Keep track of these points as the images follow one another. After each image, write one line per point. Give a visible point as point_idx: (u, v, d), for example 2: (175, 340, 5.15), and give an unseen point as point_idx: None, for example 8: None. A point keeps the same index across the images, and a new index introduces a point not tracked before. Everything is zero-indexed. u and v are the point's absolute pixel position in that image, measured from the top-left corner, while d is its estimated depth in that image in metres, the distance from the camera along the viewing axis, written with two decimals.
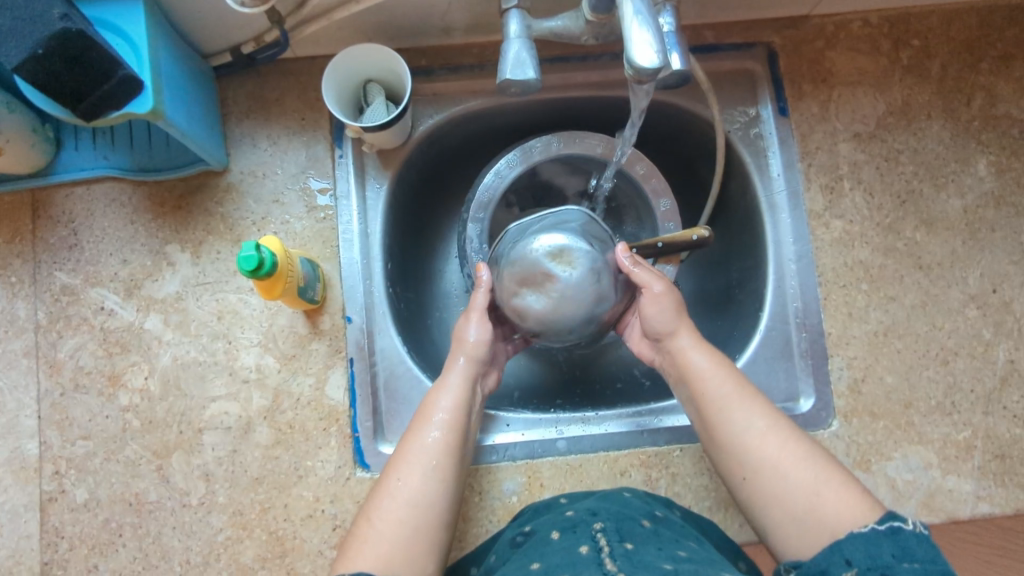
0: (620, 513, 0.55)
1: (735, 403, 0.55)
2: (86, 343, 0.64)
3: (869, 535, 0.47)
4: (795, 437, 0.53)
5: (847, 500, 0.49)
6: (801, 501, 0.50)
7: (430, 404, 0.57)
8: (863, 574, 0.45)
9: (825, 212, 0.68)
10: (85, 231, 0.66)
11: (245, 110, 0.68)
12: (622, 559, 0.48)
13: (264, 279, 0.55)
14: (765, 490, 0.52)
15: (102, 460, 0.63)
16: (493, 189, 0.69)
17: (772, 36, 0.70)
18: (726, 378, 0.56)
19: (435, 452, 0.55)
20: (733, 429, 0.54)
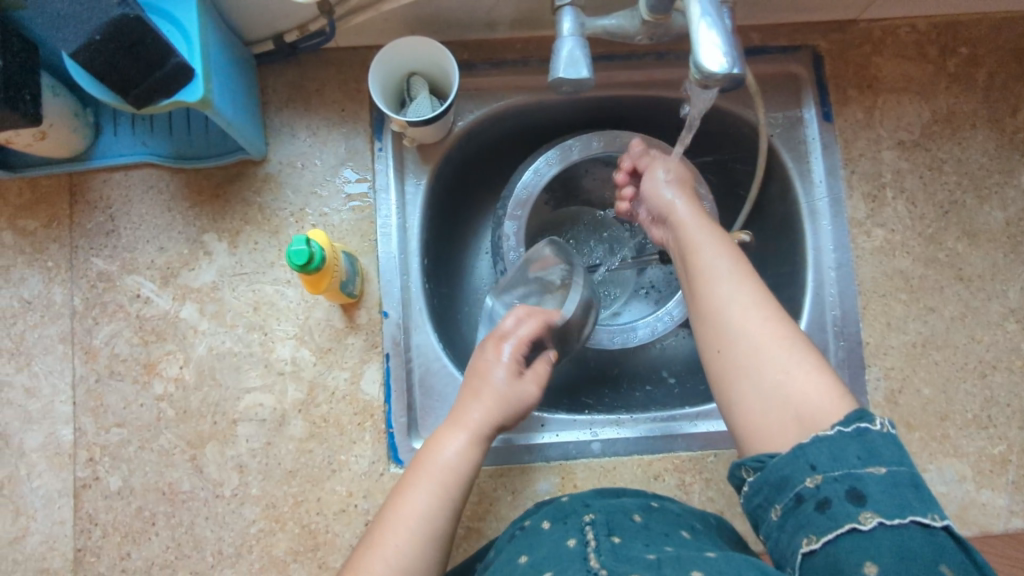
0: (612, 505, 0.56)
1: (722, 276, 0.54)
2: (122, 331, 0.64)
3: (835, 438, 0.45)
4: (779, 318, 0.52)
5: (816, 384, 0.48)
6: (771, 379, 0.49)
7: (434, 454, 0.56)
8: (828, 483, 0.44)
9: (866, 221, 0.68)
10: (122, 217, 0.65)
11: (285, 100, 0.67)
12: (606, 553, 0.49)
13: (312, 274, 0.54)
14: (738, 360, 0.51)
15: (136, 448, 0.63)
16: (531, 186, 0.69)
17: (819, 39, 0.69)
18: (719, 258, 0.56)
19: (436, 498, 0.54)
20: (717, 298, 0.53)
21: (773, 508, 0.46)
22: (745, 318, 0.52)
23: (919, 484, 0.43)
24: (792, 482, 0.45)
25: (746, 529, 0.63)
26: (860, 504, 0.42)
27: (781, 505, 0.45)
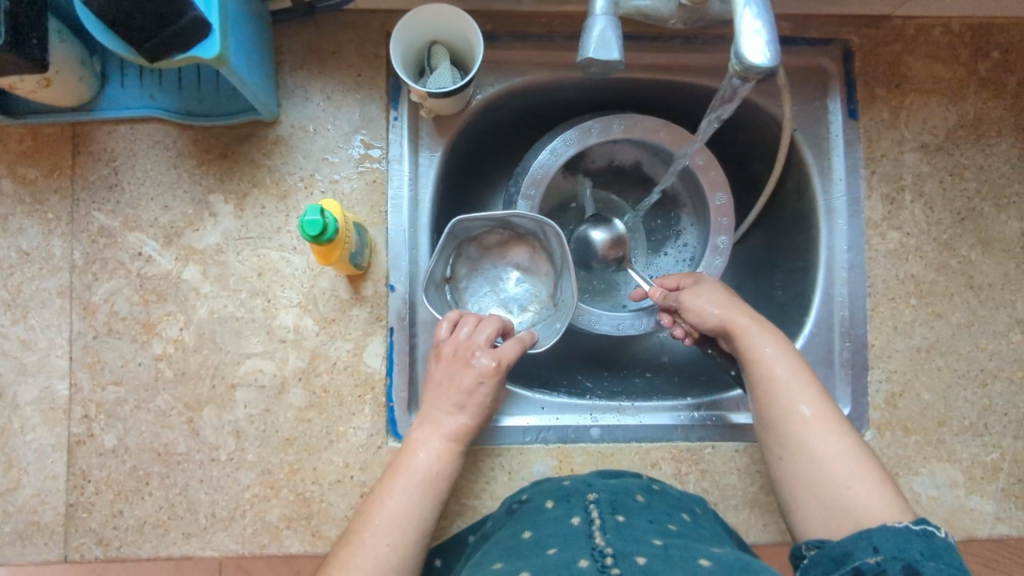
0: (616, 487, 0.57)
1: (788, 385, 0.55)
2: (123, 289, 0.63)
3: (902, 530, 0.46)
4: (842, 429, 0.53)
5: (880, 498, 0.50)
6: (832, 489, 0.51)
7: (406, 454, 0.58)
8: (888, 560, 0.44)
9: (882, 222, 0.67)
10: (127, 172, 0.64)
11: (300, 61, 0.65)
12: (611, 531, 0.50)
13: (323, 245, 0.53)
14: (801, 474, 0.52)
15: (132, 408, 0.62)
16: (547, 166, 0.68)
17: (851, 34, 0.68)
18: (788, 363, 0.56)
19: (416, 497, 0.55)
20: (781, 408, 0.54)
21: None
22: (808, 433, 0.53)
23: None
24: (851, 558, 0.46)
25: (739, 521, 0.64)
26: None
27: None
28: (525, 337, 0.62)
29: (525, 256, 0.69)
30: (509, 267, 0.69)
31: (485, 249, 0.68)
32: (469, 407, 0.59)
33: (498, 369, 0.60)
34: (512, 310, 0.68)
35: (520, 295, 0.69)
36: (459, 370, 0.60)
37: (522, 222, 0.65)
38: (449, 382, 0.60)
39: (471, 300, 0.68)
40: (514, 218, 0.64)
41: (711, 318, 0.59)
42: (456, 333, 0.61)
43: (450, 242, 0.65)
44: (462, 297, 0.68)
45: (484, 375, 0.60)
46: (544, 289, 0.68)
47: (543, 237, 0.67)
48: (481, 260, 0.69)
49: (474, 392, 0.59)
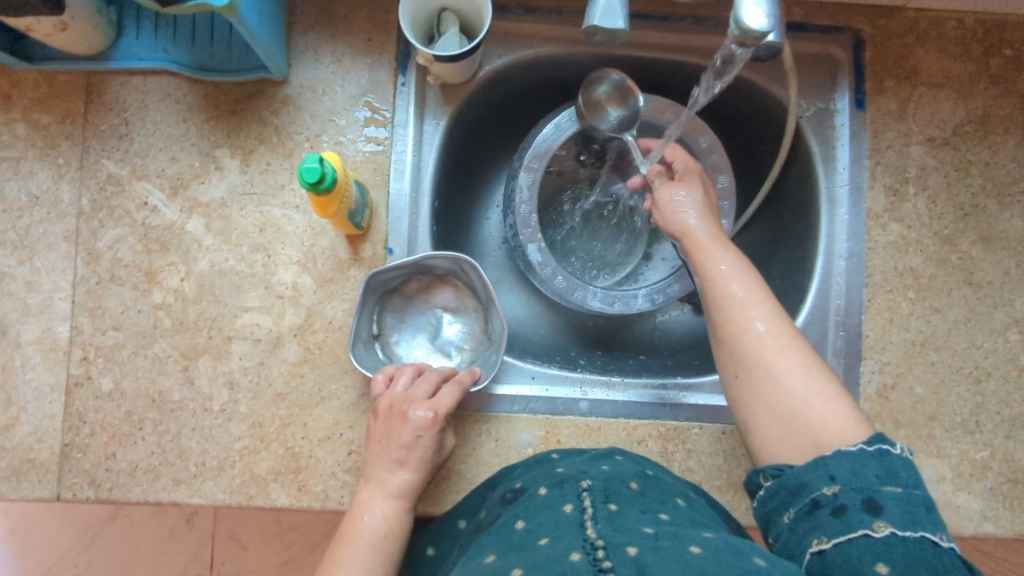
0: (609, 473, 0.57)
1: (744, 301, 0.55)
2: (127, 237, 0.64)
3: (857, 454, 0.48)
4: (795, 341, 0.53)
5: (834, 411, 0.51)
6: (789, 408, 0.51)
7: (354, 523, 0.56)
8: (846, 491, 0.46)
9: (884, 214, 0.66)
10: (137, 123, 0.65)
11: (312, 23, 0.66)
12: (603, 520, 0.49)
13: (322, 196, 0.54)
14: (759, 390, 0.52)
15: (130, 353, 0.64)
16: (550, 141, 0.69)
17: (862, 23, 0.67)
18: (743, 280, 0.56)
19: (367, 563, 0.54)
20: (737, 326, 0.54)
21: (786, 511, 0.49)
22: (765, 349, 0.53)
23: (930, 504, 0.46)
24: (810, 489, 0.48)
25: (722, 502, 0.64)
26: (875, 513, 0.45)
27: (794, 509, 0.48)
28: (463, 378, 0.62)
29: (450, 297, 0.70)
30: (436, 311, 0.70)
31: (408, 297, 0.69)
32: (411, 461, 0.58)
33: (435, 419, 0.58)
34: (450, 354, 0.69)
35: (454, 336, 0.70)
36: (395, 425, 0.58)
37: (439, 263, 0.66)
38: (388, 439, 0.58)
39: (403, 351, 0.69)
40: (431, 263, 0.65)
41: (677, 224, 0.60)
42: (392, 388, 0.60)
43: (371, 297, 0.65)
44: (394, 351, 0.68)
45: (422, 427, 0.58)
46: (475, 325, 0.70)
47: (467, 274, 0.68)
48: (407, 309, 0.69)
49: (414, 445, 0.58)
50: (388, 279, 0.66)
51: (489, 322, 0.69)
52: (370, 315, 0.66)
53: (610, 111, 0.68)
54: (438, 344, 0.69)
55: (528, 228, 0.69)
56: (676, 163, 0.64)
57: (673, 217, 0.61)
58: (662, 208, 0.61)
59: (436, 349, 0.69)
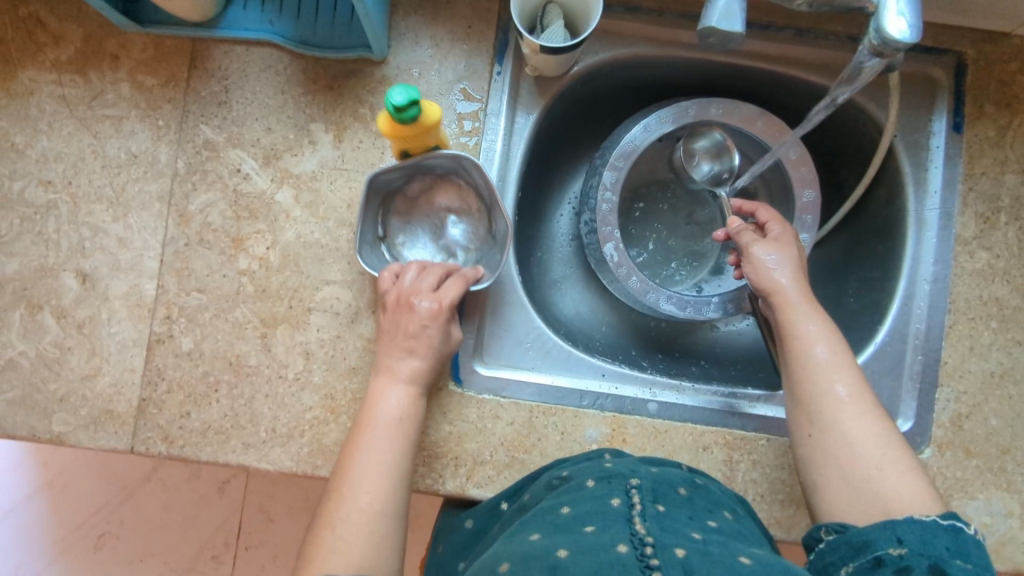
0: (660, 476, 0.56)
1: (828, 365, 0.56)
2: (218, 202, 0.66)
3: (929, 524, 0.47)
4: (874, 412, 0.54)
5: (909, 484, 0.51)
6: (862, 471, 0.52)
7: (371, 409, 0.57)
8: (913, 555, 0.45)
9: (973, 240, 0.65)
10: (236, 91, 0.66)
11: (414, 7, 0.66)
12: (651, 519, 0.48)
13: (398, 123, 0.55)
14: (833, 452, 0.53)
15: (212, 316, 0.65)
16: (636, 142, 0.69)
17: (966, 47, 0.66)
18: (829, 344, 0.57)
19: (388, 443, 0.55)
20: (819, 386, 0.55)
21: (845, 567, 0.48)
22: (844, 413, 0.54)
23: None
24: (873, 546, 0.47)
25: (784, 516, 0.63)
26: None
27: (853, 564, 0.47)
28: (468, 274, 0.62)
29: (453, 198, 0.68)
30: (440, 213, 0.68)
31: (411, 199, 0.67)
32: (421, 351, 0.59)
33: (441, 310, 0.59)
34: (454, 254, 0.68)
35: (458, 237, 0.69)
36: (403, 316, 0.59)
37: (438, 161, 0.63)
38: (397, 329, 0.59)
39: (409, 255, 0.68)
40: (430, 161, 0.63)
41: (767, 279, 0.60)
42: (400, 280, 0.61)
43: (371, 200, 0.64)
44: (399, 254, 0.67)
45: (428, 318, 0.59)
46: (480, 226, 0.68)
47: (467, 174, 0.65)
48: (409, 212, 0.68)
49: (420, 335, 0.59)
50: (390, 181, 0.64)
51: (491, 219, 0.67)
52: (370, 216, 0.65)
53: (703, 164, 0.73)
54: (442, 246, 0.68)
55: (607, 226, 0.69)
56: (770, 224, 0.64)
57: (762, 273, 0.60)
58: (753, 265, 0.61)
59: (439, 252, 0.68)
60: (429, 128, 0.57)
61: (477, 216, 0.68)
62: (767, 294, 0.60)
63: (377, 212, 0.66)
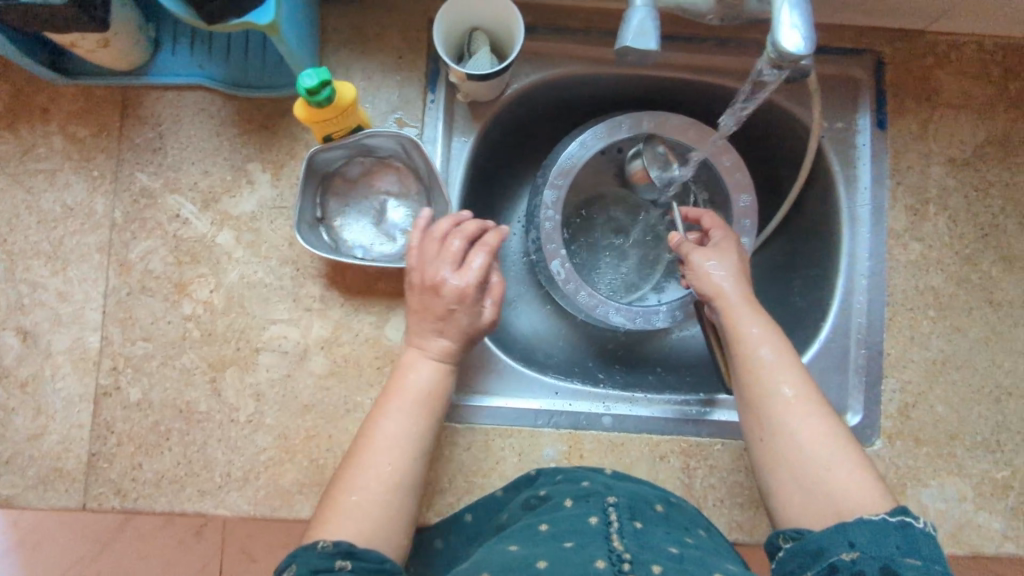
0: (635, 492, 0.57)
1: (773, 366, 0.57)
2: (158, 248, 0.65)
3: (879, 524, 0.48)
4: (822, 411, 0.55)
5: (858, 482, 0.52)
6: (812, 474, 0.53)
7: (398, 378, 0.58)
8: (864, 558, 0.46)
9: (905, 233, 0.67)
10: (171, 136, 0.66)
11: (344, 41, 0.67)
12: (629, 536, 0.49)
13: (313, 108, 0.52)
14: (783, 457, 0.54)
15: (159, 364, 0.64)
16: (573, 158, 0.70)
17: (884, 46, 0.68)
18: (773, 344, 0.58)
19: (412, 414, 0.57)
20: (766, 389, 0.56)
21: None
22: (791, 414, 0.55)
23: None
24: (827, 553, 0.48)
25: (745, 518, 0.64)
26: None
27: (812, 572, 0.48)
28: (489, 242, 0.62)
29: (393, 182, 0.66)
30: (381, 197, 0.65)
31: (351, 181, 0.65)
32: (449, 331, 0.59)
33: (474, 288, 0.60)
34: (394, 238, 0.65)
35: (399, 222, 0.66)
36: (432, 297, 0.59)
37: (379, 141, 0.62)
38: (425, 310, 0.60)
39: (348, 238, 0.64)
40: (372, 140, 0.61)
41: (709, 285, 0.61)
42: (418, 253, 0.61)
43: (309, 178, 0.61)
44: (338, 237, 0.64)
45: (459, 298, 0.59)
46: (422, 209, 0.66)
47: (408, 157, 0.64)
48: (348, 194, 0.65)
49: (450, 315, 0.59)
50: (329, 159, 0.62)
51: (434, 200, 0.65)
52: (308, 193, 0.62)
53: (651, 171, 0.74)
54: (382, 228, 0.65)
55: (551, 244, 0.70)
56: (713, 231, 0.66)
57: (705, 280, 0.62)
58: (696, 272, 0.62)
59: (380, 235, 0.65)
60: (346, 109, 0.54)
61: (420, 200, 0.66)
62: (711, 299, 0.61)
63: (315, 191, 0.63)
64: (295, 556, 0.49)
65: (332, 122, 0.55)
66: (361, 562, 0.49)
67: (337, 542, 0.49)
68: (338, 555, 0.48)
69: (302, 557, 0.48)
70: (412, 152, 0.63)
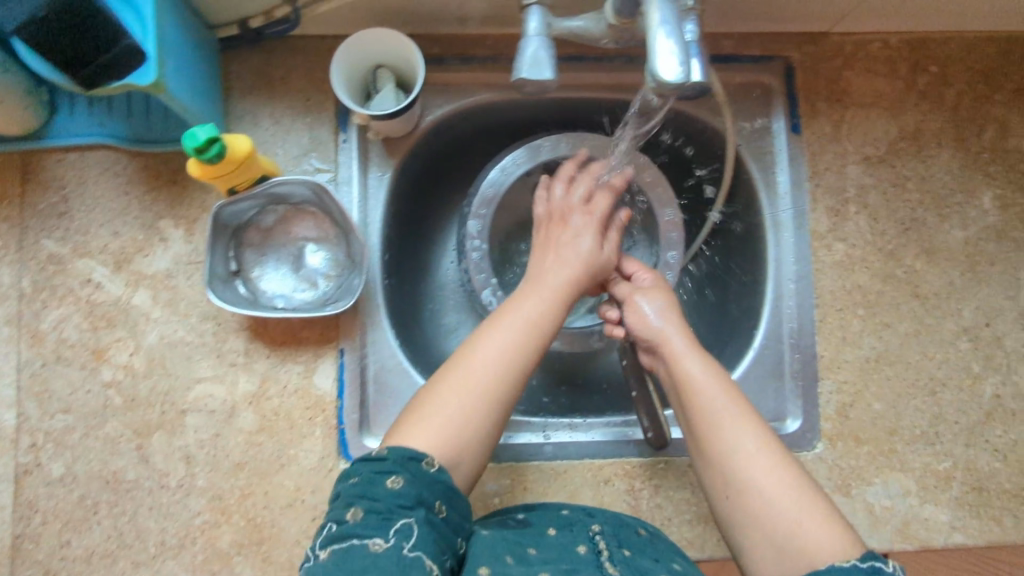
0: (616, 518, 0.60)
1: (728, 418, 0.55)
2: (71, 315, 0.63)
3: (850, 570, 0.46)
4: (783, 459, 0.53)
5: (828, 531, 0.50)
6: (783, 529, 0.51)
7: (511, 308, 0.60)
8: None
9: (828, 234, 0.67)
10: (76, 199, 0.64)
11: (249, 87, 0.65)
12: (619, 564, 0.53)
13: (206, 163, 0.51)
14: (748, 514, 0.52)
15: (80, 436, 0.62)
16: (496, 185, 0.69)
17: (791, 51, 0.69)
18: (726, 394, 0.56)
19: (520, 331, 0.58)
20: (723, 443, 0.54)
21: None
22: (751, 468, 0.53)
23: None
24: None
25: (694, 535, 0.64)
26: None
27: None
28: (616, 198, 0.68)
29: (310, 227, 0.64)
30: (298, 243, 0.64)
31: (266, 230, 0.63)
32: (569, 259, 0.63)
33: (593, 227, 0.65)
34: (315, 283, 0.64)
35: (319, 266, 0.64)
36: (557, 230, 0.66)
37: (287, 188, 0.60)
38: (550, 241, 0.65)
39: (267, 289, 0.63)
40: (278, 188, 0.60)
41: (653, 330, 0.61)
42: (558, 195, 0.67)
43: (218, 233, 0.60)
44: (256, 289, 0.63)
45: (581, 235, 0.65)
46: (340, 252, 0.64)
47: (321, 201, 0.63)
48: (264, 244, 0.63)
49: (572, 243, 0.64)
50: (238, 211, 0.60)
51: (351, 240, 0.64)
52: (220, 248, 0.61)
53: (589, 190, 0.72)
54: (303, 274, 0.64)
55: (481, 274, 0.69)
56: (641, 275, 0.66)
57: (643, 324, 0.62)
58: (636, 314, 0.63)
59: (301, 281, 0.64)
60: (242, 160, 0.52)
61: (339, 240, 0.65)
62: (656, 344, 0.61)
63: (228, 245, 0.62)
64: (402, 463, 0.50)
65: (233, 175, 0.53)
66: (454, 508, 0.51)
67: (442, 474, 0.51)
68: (438, 496, 0.50)
69: (410, 470, 0.50)
70: (322, 196, 0.61)
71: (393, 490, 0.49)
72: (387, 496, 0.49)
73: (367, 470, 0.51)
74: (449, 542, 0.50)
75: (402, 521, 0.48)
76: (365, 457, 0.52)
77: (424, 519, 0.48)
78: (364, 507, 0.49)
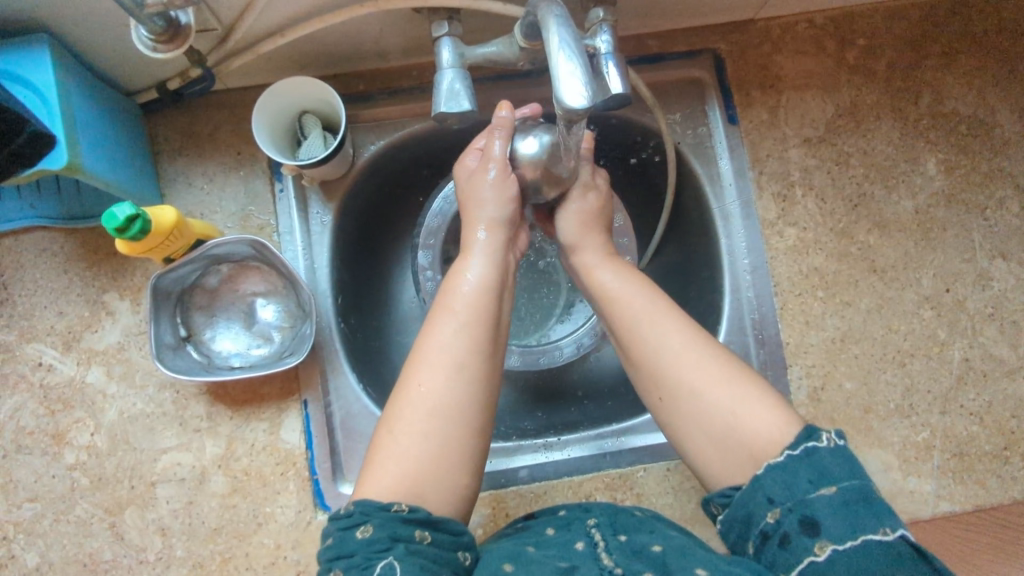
0: (614, 507, 0.57)
1: (656, 323, 0.54)
2: (27, 403, 0.62)
3: (784, 463, 0.46)
4: (714, 354, 0.52)
5: (764, 417, 0.49)
6: (722, 424, 0.50)
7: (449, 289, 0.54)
8: (786, 514, 0.44)
9: (778, 221, 0.67)
10: (18, 284, 0.63)
11: (177, 148, 0.64)
12: (617, 552, 0.49)
13: (132, 241, 0.54)
14: (684, 411, 0.51)
15: (51, 522, 0.61)
16: (442, 214, 0.69)
17: (717, 42, 0.69)
18: (649, 303, 0.55)
19: (462, 323, 0.52)
20: (652, 349, 0.53)
21: (747, 544, 0.47)
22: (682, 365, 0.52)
23: (870, 498, 0.44)
24: (756, 519, 0.46)
25: None
26: (815, 533, 0.43)
27: (752, 542, 0.46)
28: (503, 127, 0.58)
29: (257, 281, 0.64)
30: (246, 299, 0.64)
31: (212, 291, 0.63)
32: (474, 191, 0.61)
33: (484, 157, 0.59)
34: (269, 337, 0.64)
35: (271, 320, 0.64)
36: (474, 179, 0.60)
37: (227, 248, 0.60)
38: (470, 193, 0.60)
39: (219, 349, 0.63)
40: (217, 250, 0.60)
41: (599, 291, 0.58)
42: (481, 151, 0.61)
43: (162, 302, 0.60)
44: (209, 350, 0.63)
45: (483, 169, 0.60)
46: (291, 302, 0.64)
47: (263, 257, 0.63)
48: (211, 305, 0.63)
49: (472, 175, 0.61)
50: (179, 277, 0.60)
51: (299, 291, 0.64)
52: (166, 315, 0.60)
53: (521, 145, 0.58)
54: (256, 330, 0.64)
55: None
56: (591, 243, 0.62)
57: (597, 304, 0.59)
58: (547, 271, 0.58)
59: (254, 337, 0.64)
60: (169, 231, 0.55)
61: (288, 291, 0.65)
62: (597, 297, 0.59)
63: (175, 311, 0.61)
64: (370, 512, 0.46)
65: (162, 247, 0.56)
66: (438, 532, 0.47)
67: (416, 510, 0.47)
68: (417, 526, 0.46)
69: (377, 516, 0.46)
70: (263, 253, 0.61)
71: (364, 539, 0.45)
72: (362, 546, 0.45)
73: (338, 529, 0.47)
74: (443, 564, 0.46)
75: (383, 563, 0.43)
76: (334, 514, 0.48)
77: (406, 554, 0.44)
78: (343, 567, 0.44)
